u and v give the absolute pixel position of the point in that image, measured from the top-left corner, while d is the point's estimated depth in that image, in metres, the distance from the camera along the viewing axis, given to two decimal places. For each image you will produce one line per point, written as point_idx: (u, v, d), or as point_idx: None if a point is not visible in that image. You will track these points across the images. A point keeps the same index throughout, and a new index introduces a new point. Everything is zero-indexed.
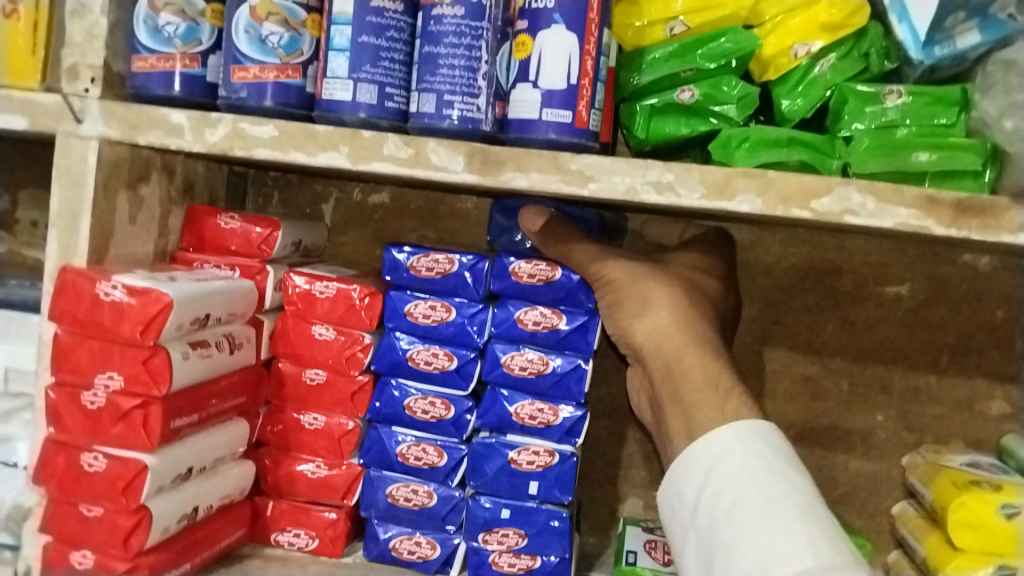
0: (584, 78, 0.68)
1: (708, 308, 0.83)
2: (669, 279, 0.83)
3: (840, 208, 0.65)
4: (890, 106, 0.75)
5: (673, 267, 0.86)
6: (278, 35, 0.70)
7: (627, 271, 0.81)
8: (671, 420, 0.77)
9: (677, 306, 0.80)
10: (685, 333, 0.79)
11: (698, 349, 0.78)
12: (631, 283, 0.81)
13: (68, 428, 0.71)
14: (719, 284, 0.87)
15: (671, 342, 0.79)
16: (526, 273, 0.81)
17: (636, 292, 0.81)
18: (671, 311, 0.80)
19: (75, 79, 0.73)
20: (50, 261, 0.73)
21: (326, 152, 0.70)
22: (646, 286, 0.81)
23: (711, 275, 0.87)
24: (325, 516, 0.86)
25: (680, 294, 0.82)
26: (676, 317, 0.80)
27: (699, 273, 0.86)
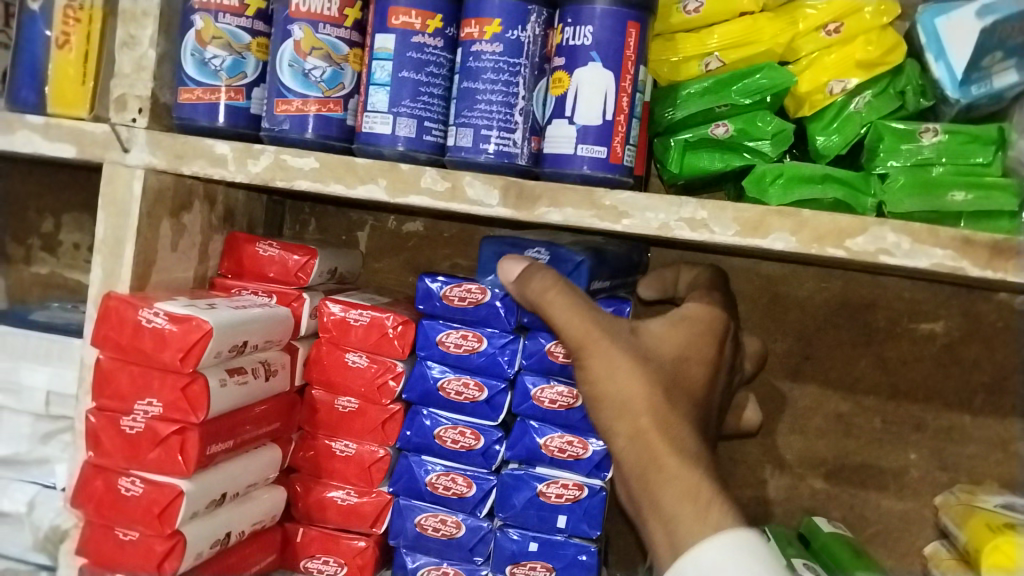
0: (619, 115, 0.69)
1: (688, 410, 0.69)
2: (652, 373, 0.69)
3: (875, 247, 0.65)
4: (926, 144, 0.75)
5: (658, 354, 0.71)
6: (321, 69, 0.72)
7: (609, 358, 0.69)
8: (654, 535, 0.65)
9: (661, 408, 0.68)
10: (667, 442, 0.66)
11: (682, 459, 0.66)
12: (612, 378, 0.69)
13: (107, 452, 0.72)
14: (710, 374, 0.73)
15: (653, 444, 0.66)
16: None
17: (618, 393, 0.68)
18: (651, 416, 0.67)
19: (123, 109, 0.75)
20: (95, 286, 0.75)
21: (364, 184, 0.71)
22: (628, 382, 0.68)
23: (698, 361, 0.72)
24: (355, 544, 0.86)
25: (664, 394, 0.68)
26: (658, 421, 0.67)
27: (685, 362, 0.71)
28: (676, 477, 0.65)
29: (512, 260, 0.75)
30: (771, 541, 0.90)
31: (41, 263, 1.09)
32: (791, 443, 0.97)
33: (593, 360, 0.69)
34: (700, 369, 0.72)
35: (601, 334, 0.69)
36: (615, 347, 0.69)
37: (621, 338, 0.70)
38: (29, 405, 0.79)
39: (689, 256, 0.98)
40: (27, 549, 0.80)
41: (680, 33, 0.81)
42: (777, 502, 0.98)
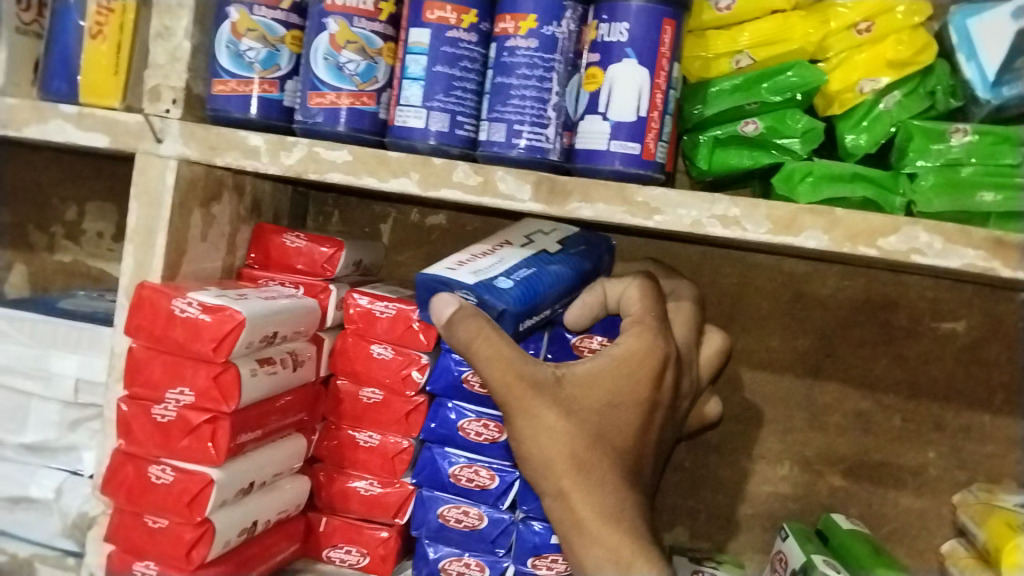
0: (653, 111, 0.69)
1: (623, 456, 0.70)
2: (574, 434, 0.68)
3: (907, 247, 0.65)
4: (956, 144, 0.75)
5: (581, 408, 0.68)
6: (355, 63, 0.72)
7: (531, 418, 0.68)
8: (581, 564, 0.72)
9: (581, 471, 0.68)
10: (589, 503, 0.68)
11: (602, 519, 0.68)
12: (535, 437, 0.68)
13: (139, 440, 0.73)
14: (643, 414, 0.70)
15: (575, 506, 0.69)
16: None
17: (538, 454, 0.69)
18: (571, 479, 0.68)
19: (157, 100, 0.76)
20: (126, 277, 0.76)
21: (397, 177, 0.72)
22: (546, 445, 0.68)
23: (627, 405, 0.69)
24: (377, 534, 0.87)
25: (585, 451, 0.68)
26: (579, 484, 0.68)
27: (611, 411, 0.69)
28: (599, 540, 0.68)
29: (444, 296, 0.67)
30: (790, 537, 0.90)
31: (64, 251, 1.10)
32: (811, 440, 0.98)
33: (515, 419, 0.68)
34: (631, 413, 0.70)
35: (526, 393, 0.68)
36: (540, 405, 0.68)
37: (543, 397, 0.68)
38: (57, 392, 0.80)
39: (713, 252, 0.99)
40: (56, 535, 0.81)
41: (710, 30, 0.81)
42: (796, 499, 0.98)
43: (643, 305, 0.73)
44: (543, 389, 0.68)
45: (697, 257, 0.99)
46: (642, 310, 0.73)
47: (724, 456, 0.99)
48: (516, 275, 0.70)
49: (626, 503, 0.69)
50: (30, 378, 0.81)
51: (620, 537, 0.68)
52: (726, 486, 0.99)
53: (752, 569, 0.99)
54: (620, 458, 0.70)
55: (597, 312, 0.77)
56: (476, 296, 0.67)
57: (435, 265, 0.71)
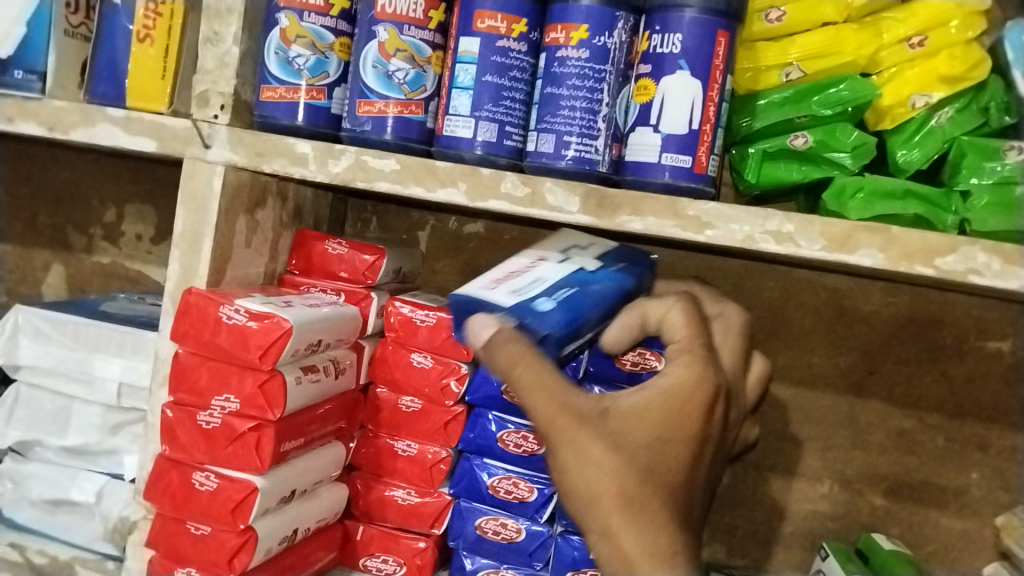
0: (705, 125, 0.68)
1: (678, 495, 0.61)
2: (624, 469, 0.60)
3: (964, 267, 0.64)
4: (1010, 162, 0.74)
5: (628, 441, 0.60)
6: (405, 71, 0.72)
7: (574, 450, 0.60)
8: None
9: (634, 509, 0.59)
10: (640, 547, 0.59)
11: (655, 566, 0.59)
12: (578, 470, 0.60)
13: (184, 446, 0.73)
14: (693, 453, 0.62)
15: (627, 551, 0.59)
16: None
17: (582, 490, 0.60)
18: (621, 517, 0.59)
19: (205, 106, 0.75)
20: (172, 282, 0.76)
21: (445, 187, 0.71)
22: (593, 480, 0.60)
23: (679, 439, 0.61)
24: (415, 544, 0.87)
25: (633, 488, 0.60)
26: (630, 524, 0.59)
27: (662, 447, 0.61)
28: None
29: (480, 318, 0.62)
30: (830, 557, 0.89)
31: (102, 253, 1.10)
32: (852, 458, 0.96)
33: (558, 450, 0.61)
34: (683, 447, 0.61)
35: (568, 423, 0.61)
36: (584, 433, 0.60)
37: (585, 426, 0.61)
38: (101, 395, 0.80)
39: (754, 266, 0.97)
40: (97, 539, 0.82)
41: (760, 41, 0.80)
42: (836, 517, 0.97)
43: (688, 329, 0.67)
44: (580, 420, 0.61)
45: (738, 270, 0.98)
46: (685, 331, 0.67)
47: (762, 472, 0.98)
48: (557, 294, 0.66)
49: (678, 547, 0.60)
50: (74, 381, 0.81)
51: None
52: (765, 503, 0.98)
53: None
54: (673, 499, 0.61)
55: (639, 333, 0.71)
56: (514, 318, 0.63)
57: (467, 285, 0.67)
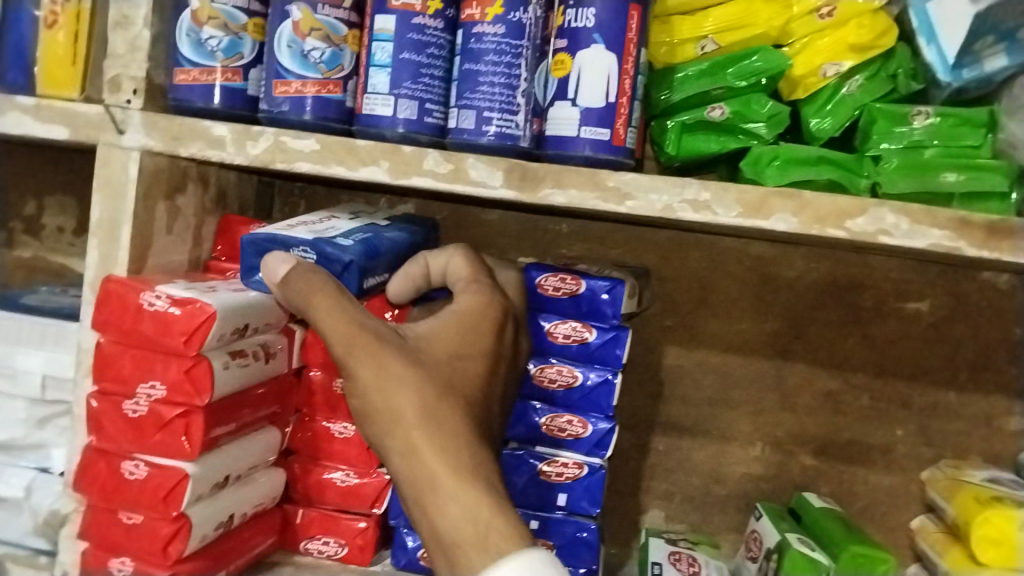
0: (622, 97, 0.69)
1: (475, 414, 0.67)
2: (417, 382, 0.64)
3: (874, 228, 0.66)
4: (918, 127, 0.76)
5: (429, 360, 0.67)
6: (321, 50, 0.71)
7: (376, 372, 0.64)
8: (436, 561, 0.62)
9: (430, 421, 0.63)
10: (440, 457, 0.62)
11: (457, 476, 0.62)
12: (379, 390, 0.64)
13: (111, 436, 0.72)
14: (477, 373, 0.69)
15: (427, 461, 0.62)
16: (551, 285, 0.84)
17: (384, 409, 0.64)
18: (422, 429, 0.63)
19: (117, 91, 0.74)
20: (92, 270, 0.75)
21: (366, 166, 0.71)
22: (394, 397, 0.64)
23: (473, 357, 0.69)
24: (355, 524, 0.87)
25: (433, 400, 0.64)
26: (430, 434, 0.63)
27: (458, 361, 0.68)
28: (455, 499, 0.61)
29: (276, 255, 0.69)
30: (763, 517, 0.92)
31: (23, 246, 1.07)
32: (782, 421, 0.99)
33: (361, 369, 0.65)
34: (476, 364, 0.69)
35: (365, 346, 0.65)
36: (386, 356, 0.65)
37: (389, 347, 0.65)
38: (24, 389, 0.78)
39: (681, 238, 0.99)
40: (27, 533, 0.80)
41: (675, 15, 0.81)
42: (768, 479, 0.99)
43: (471, 267, 0.75)
44: (385, 341, 0.66)
45: (666, 243, 0.99)
46: (472, 270, 0.75)
47: (696, 438, 1.00)
48: (354, 236, 0.74)
49: (479, 459, 0.64)
50: None
51: (477, 495, 0.61)
52: (700, 468, 1.00)
53: (727, 549, 1.00)
54: (469, 411, 0.66)
55: (420, 286, 0.77)
56: (315, 252, 0.71)
57: (266, 228, 0.74)
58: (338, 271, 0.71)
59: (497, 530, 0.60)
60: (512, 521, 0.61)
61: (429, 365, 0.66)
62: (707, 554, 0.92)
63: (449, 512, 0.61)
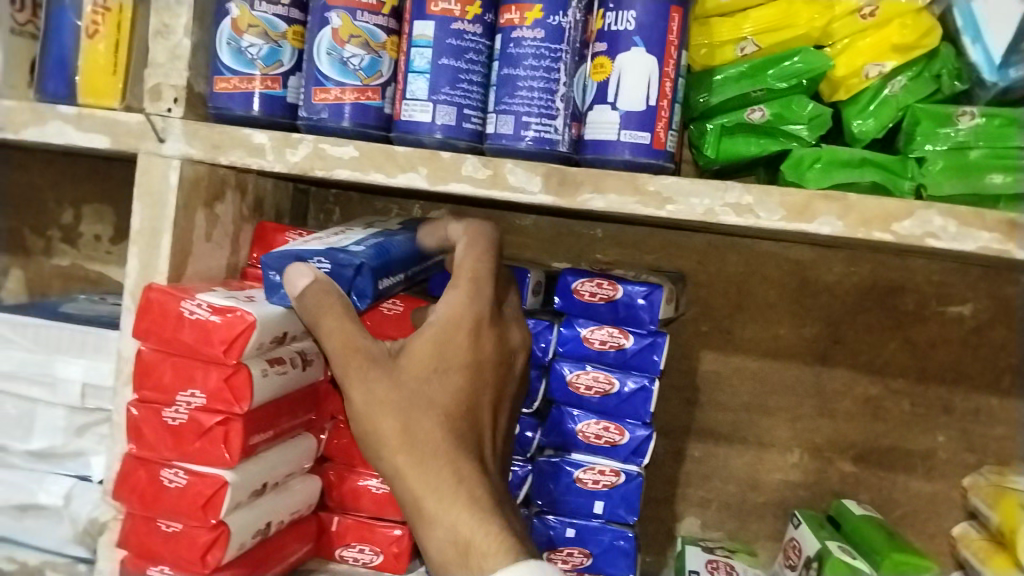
0: (663, 100, 0.69)
1: (463, 428, 0.65)
2: (401, 403, 0.64)
3: (921, 231, 0.65)
4: (963, 127, 0.75)
5: (407, 378, 0.65)
6: (360, 57, 0.71)
7: (359, 395, 0.65)
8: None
9: (413, 444, 0.63)
10: (422, 479, 0.63)
11: (440, 498, 0.62)
12: (367, 414, 0.64)
13: (151, 444, 0.72)
14: (460, 385, 0.66)
15: (411, 484, 0.63)
16: (588, 291, 0.84)
17: (371, 433, 0.64)
18: (405, 454, 0.63)
19: (158, 99, 0.75)
20: (132, 278, 0.76)
21: (405, 172, 0.71)
22: (379, 421, 0.64)
23: (455, 368, 0.66)
24: (391, 532, 0.87)
25: (413, 424, 0.64)
26: (413, 459, 0.63)
27: (439, 376, 0.66)
28: (439, 521, 0.62)
29: (296, 268, 0.68)
30: (802, 524, 0.91)
31: (61, 255, 1.08)
32: (821, 427, 0.98)
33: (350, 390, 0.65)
34: (459, 376, 0.66)
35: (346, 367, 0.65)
36: (367, 380, 0.65)
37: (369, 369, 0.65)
38: (64, 397, 0.79)
39: (718, 242, 0.98)
40: (67, 541, 0.81)
41: (714, 17, 0.80)
42: (807, 485, 0.98)
43: (463, 267, 0.70)
44: (365, 364, 0.65)
45: (702, 247, 0.99)
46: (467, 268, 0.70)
47: (733, 444, 0.99)
48: (367, 243, 0.72)
49: (469, 475, 0.63)
50: (35, 384, 0.79)
51: (460, 512, 0.62)
52: (737, 474, 0.99)
53: (764, 556, 0.98)
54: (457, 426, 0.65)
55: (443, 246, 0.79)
56: (329, 261, 0.69)
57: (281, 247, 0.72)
58: (353, 278, 0.69)
59: (479, 549, 0.60)
60: (498, 539, 0.61)
61: (410, 383, 0.65)
62: (745, 562, 0.92)
63: (435, 532, 0.62)
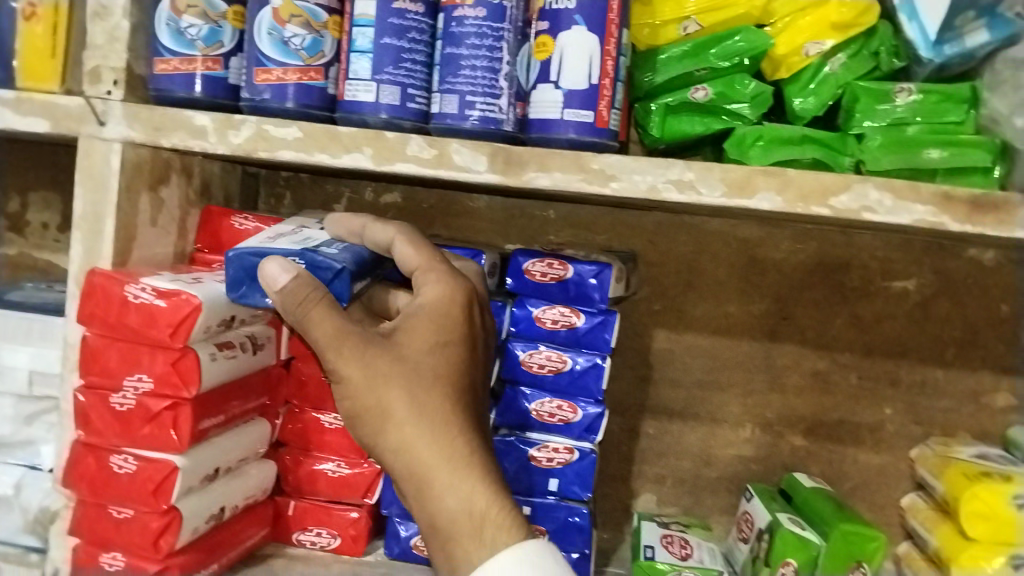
0: (605, 78, 0.69)
1: (464, 401, 0.66)
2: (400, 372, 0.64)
3: (858, 205, 0.66)
4: (901, 104, 0.77)
5: (409, 353, 0.65)
6: (301, 37, 0.71)
7: (362, 367, 0.63)
8: (433, 551, 0.64)
9: (421, 417, 0.63)
10: (433, 450, 0.63)
11: (453, 468, 0.63)
12: (369, 388, 0.63)
13: (98, 431, 0.72)
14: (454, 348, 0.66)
15: (422, 456, 0.63)
16: (538, 272, 0.84)
17: (375, 404, 0.63)
18: (414, 425, 0.63)
19: (98, 82, 0.74)
20: (76, 266, 0.75)
21: (350, 153, 0.70)
22: (384, 394, 0.63)
23: (454, 343, 0.66)
24: (347, 514, 0.87)
25: (424, 396, 0.64)
26: (421, 430, 0.63)
27: (442, 351, 0.66)
28: (452, 492, 0.62)
29: (276, 263, 0.64)
30: (754, 498, 0.93)
31: (8, 243, 1.07)
32: (772, 402, 0.99)
33: (347, 366, 0.63)
34: (458, 350, 0.67)
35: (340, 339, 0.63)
36: (366, 353, 0.64)
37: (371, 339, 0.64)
38: (11, 385, 0.78)
39: (669, 221, 0.99)
40: (17, 531, 0.80)
41: None
42: (758, 459, 1.00)
43: (424, 253, 0.69)
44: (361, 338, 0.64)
45: (654, 226, 1.00)
46: (428, 254, 0.69)
47: (687, 420, 1.00)
48: (339, 246, 0.71)
49: (475, 447, 0.65)
50: None
51: (473, 484, 0.63)
52: (691, 450, 1.01)
53: (719, 531, 1.00)
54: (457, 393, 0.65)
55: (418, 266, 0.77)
56: (304, 260, 0.67)
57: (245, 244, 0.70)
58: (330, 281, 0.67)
59: (494, 522, 0.62)
60: (510, 511, 0.63)
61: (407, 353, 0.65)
62: (698, 536, 0.93)
63: (449, 504, 0.62)
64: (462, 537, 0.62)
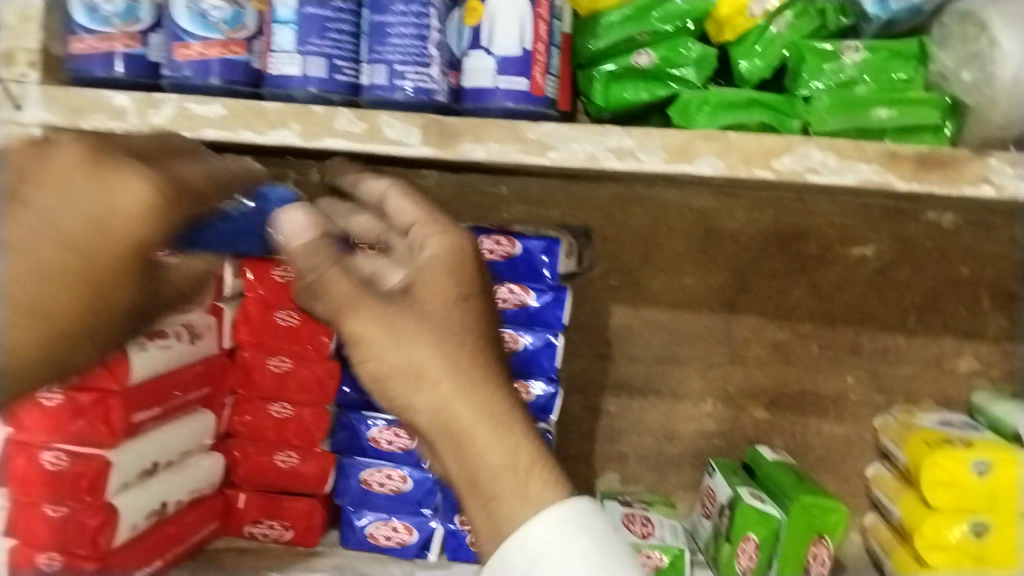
0: (538, 44, 0.67)
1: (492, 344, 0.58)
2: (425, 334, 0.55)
3: (801, 167, 0.64)
4: (849, 62, 0.75)
5: (432, 308, 0.55)
6: (220, 9, 0.68)
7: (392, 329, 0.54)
8: (473, 510, 0.56)
9: (456, 370, 0.54)
10: (473, 403, 0.54)
11: (495, 423, 0.54)
12: (397, 347, 0.54)
13: (25, 428, 0.68)
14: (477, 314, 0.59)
15: (468, 417, 0.54)
16: (486, 248, 0.81)
17: (404, 362, 0.54)
18: (453, 380, 0.54)
19: (12, 64, 0.71)
20: None
21: (276, 129, 0.68)
22: (415, 349, 0.54)
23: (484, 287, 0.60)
24: (298, 506, 0.84)
25: (456, 353, 0.55)
26: (460, 387, 0.54)
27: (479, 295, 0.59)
28: (497, 447, 0.54)
29: (294, 218, 0.55)
30: (716, 473, 0.91)
31: None
32: (733, 374, 0.97)
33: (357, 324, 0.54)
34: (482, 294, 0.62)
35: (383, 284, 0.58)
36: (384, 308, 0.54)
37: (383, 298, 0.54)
38: None
39: (623, 194, 0.97)
40: None
41: None
42: (721, 434, 0.98)
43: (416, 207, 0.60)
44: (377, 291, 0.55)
45: (607, 200, 0.97)
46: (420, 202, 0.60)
47: (648, 396, 0.98)
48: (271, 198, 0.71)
49: (512, 400, 0.56)
50: None
51: (518, 437, 0.55)
52: (653, 427, 0.99)
53: (683, 507, 0.98)
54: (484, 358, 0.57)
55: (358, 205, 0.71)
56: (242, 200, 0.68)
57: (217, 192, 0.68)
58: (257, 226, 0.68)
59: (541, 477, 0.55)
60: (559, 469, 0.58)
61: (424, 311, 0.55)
62: (661, 513, 0.91)
63: (493, 458, 0.54)
64: (502, 492, 0.55)
